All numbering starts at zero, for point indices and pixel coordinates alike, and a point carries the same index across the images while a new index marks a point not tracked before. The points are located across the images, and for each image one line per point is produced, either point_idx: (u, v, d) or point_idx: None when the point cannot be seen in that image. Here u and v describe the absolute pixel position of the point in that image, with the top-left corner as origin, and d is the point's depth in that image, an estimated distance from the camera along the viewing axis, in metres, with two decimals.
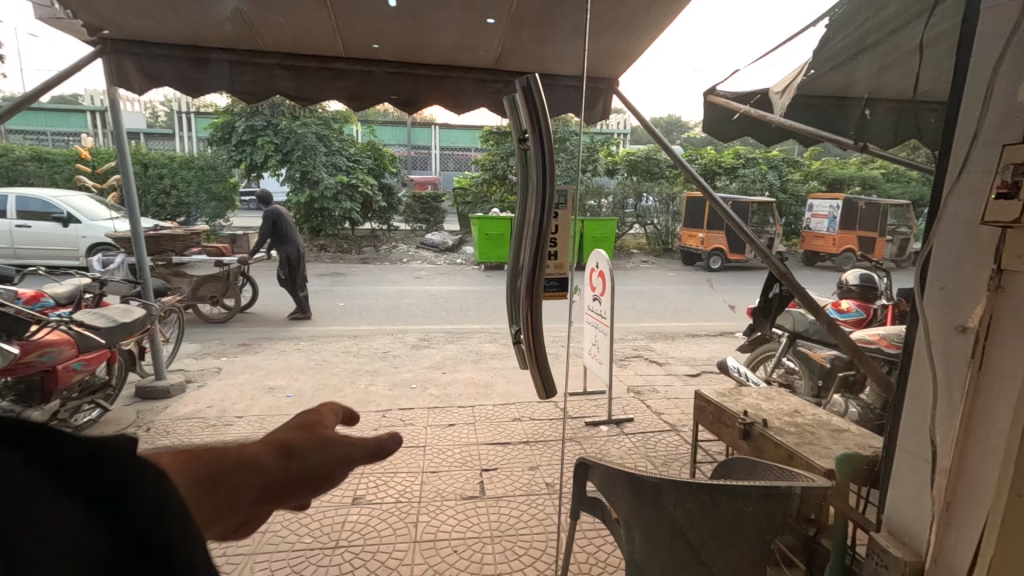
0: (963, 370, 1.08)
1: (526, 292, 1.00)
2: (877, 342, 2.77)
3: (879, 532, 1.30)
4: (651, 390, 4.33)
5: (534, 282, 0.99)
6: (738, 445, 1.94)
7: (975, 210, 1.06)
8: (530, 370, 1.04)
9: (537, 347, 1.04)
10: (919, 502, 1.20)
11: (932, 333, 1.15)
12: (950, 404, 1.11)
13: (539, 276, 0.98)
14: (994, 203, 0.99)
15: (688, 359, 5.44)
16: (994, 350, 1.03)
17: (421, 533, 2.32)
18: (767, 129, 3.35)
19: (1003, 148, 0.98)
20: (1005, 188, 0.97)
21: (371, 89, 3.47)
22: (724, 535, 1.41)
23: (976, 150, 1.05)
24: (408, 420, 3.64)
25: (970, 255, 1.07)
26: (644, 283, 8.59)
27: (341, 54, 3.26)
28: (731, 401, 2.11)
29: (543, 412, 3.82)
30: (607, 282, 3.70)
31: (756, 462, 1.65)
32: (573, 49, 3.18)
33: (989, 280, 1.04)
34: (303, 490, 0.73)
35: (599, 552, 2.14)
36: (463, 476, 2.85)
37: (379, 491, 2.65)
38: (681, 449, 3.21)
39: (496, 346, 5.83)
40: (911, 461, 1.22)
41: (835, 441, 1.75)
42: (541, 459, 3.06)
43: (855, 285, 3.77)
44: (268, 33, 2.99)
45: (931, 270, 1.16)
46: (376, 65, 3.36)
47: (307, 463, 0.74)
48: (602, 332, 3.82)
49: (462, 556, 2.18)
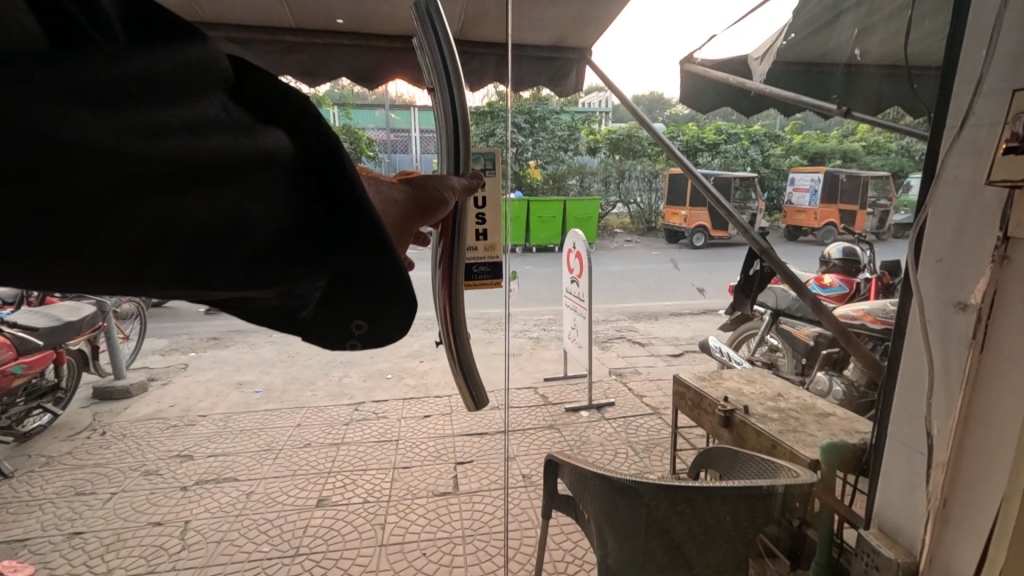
0: (962, 353, 0.96)
1: (442, 278, 0.86)
2: (861, 318, 2.69)
3: (869, 529, 1.19)
4: (633, 372, 4.24)
5: (451, 268, 0.84)
6: (719, 434, 1.83)
7: (978, 168, 0.92)
8: (453, 374, 0.89)
9: (460, 346, 0.89)
10: (913, 498, 1.08)
11: (927, 311, 1.02)
12: (948, 391, 0.99)
13: (459, 259, 0.83)
14: (1002, 159, 0.85)
15: (671, 338, 5.35)
16: (999, 331, 0.90)
17: (389, 535, 2.19)
18: (747, 100, 3.16)
19: (1012, 95, 0.83)
20: (1015, 141, 0.82)
21: (327, 63, 3.24)
22: (703, 535, 1.28)
23: (980, 99, 0.90)
24: (381, 412, 3.49)
25: (972, 221, 0.94)
26: (627, 262, 8.49)
27: (292, 25, 3.02)
28: (711, 385, 1.99)
29: (522, 399, 3.69)
30: (584, 264, 3.55)
31: (738, 453, 1.52)
32: (541, 16, 2.98)
33: (994, 249, 0.90)
34: (427, 215, 0.74)
35: (575, 549, 2.04)
36: (437, 471, 2.72)
37: (346, 491, 2.51)
38: (663, 433, 3.11)
39: (477, 331, 5.69)
40: (904, 452, 1.10)
41: (820, 426, 1.64)
42: (519, 450, 2.94)
43: (838, 260, 3.67)
44: (208, 3, 2.74)
45: (928, 238, 1.02)
46: (332, 38, 3.13)
47: (423, 188, 0.74)
48: (581, 316, 3.68)
49: (431, 559, 2.06)
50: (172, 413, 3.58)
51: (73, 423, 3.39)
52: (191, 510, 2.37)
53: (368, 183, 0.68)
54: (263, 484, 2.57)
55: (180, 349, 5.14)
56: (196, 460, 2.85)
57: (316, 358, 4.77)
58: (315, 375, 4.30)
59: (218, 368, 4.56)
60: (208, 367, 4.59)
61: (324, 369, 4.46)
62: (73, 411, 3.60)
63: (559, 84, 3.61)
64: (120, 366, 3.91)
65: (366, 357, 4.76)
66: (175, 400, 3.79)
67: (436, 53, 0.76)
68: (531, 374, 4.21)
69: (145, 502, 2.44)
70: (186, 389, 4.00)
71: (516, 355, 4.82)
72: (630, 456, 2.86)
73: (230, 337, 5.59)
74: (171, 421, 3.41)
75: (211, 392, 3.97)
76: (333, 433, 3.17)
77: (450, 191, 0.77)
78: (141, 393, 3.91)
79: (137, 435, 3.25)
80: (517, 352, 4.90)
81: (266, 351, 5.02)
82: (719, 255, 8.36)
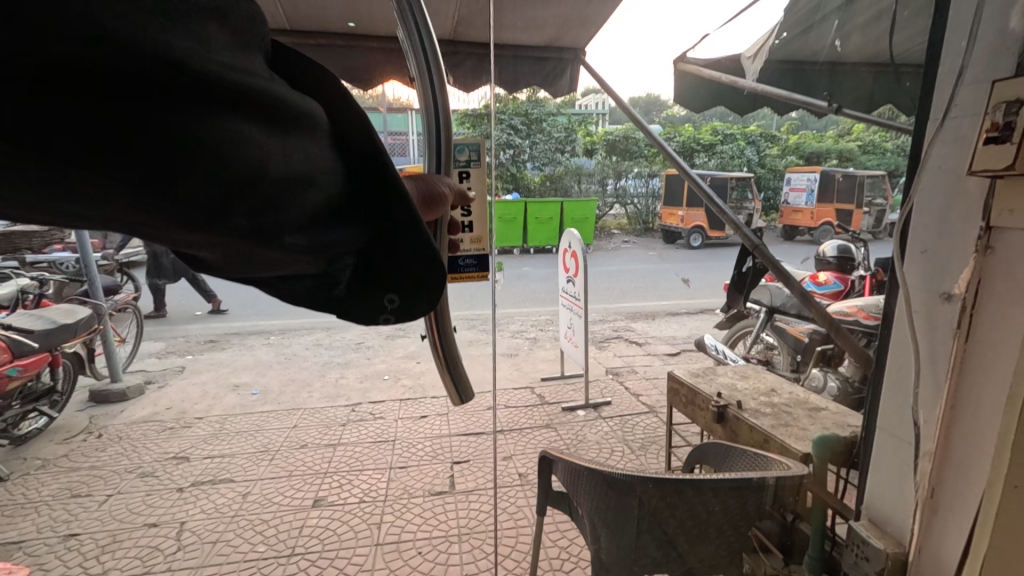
0: (948, 344, 0.96)
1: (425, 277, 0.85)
2: (854, 314, 2.70)
3: (860, 521, 1.20)
4: (630, 371, 4.24)
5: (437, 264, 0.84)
6: (713, 429, 1.83)
7: (962, 159, 0.93)
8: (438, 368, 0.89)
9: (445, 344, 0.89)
10: (901, 488, 1.09)
11: (914, 302, 1.03)
12: (935, 381, 1.00)
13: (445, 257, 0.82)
14: (983, 149, 0.86)
15: (669, 338, 5.36)
16: (982, 319, 0.91)
17: (384, 535, 2.19)
18: (740, 99, 3.18)
19: (992, 86, 0.84)
20: (995, 131, 0.83)
21: (321, 65, 3.24)
22: (695, 527, 1.29)
23: (961, 91, 0.91)
24: (378, 413, 3.49)
25: (955, 212, 0.95)
26: (624, 263, 8.52)
27: (286, 26, 3.03)
28: (705, 381, 2.00)
29: (518, 399, 3.70)
30: (580, 263, 3.56)
31: (731, 447, 1.53)
32: (534, 16, 3.00)
33: (978, 240, 0.91)
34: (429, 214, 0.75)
35: (571, 546, 2.04)
36: (433, 470, 2.72)
37: (343, 491, 2.51)
38: (659, 431, 3.12)
39: (474, 332, 5.71)
40: (893, 444, 1.11)
41: (812, 420, 1.64)
42: (515, 449, 2.95)
43: (832, 257, 3.69)
44: None
45: (912, 230, 1.03)
46: (325, 39, 3.15)
47: (425, 187, 0.76)
48: (577, 315, 3.69)
49: (427, 557, 2.07)
50: (168, 415, 3.56)
51: (69, 425, 3.38)
52: (186, 511, 2.37)
53: None
54: (259, 485, 2.57)
55: (177, 352, 5.14)
56: (192, 461, 2.85)
57: (313, 360, 4.77)
58: (312, 377, 4.30)
59: (215, 371, 4.55)
60: (204, 370, 4.58)
61: (321, 370, 4.46)
62: (68, 415, 3.59)
63: (553, 85, 3.64)
64: (117, 368, 3.91)
65: (363, 359, 4.76)
66: (171, 403, 3.78)
67: (418, 48, 0.76)
68: (528, 374, 4.21)
69: (140, 504, 2.43)
70: (182, 392, 4.00)
71: (513, 355, 4.83)
72: (626, 454, 2.86)
73: (227, 340, 5.59)
74: (167, 423, 3.41)
75: (208, 394, 3.97)
76: (329, 433, 3.17)
77: (448, 188, 0.78)
78: (137, 396, 3.91)
79: (134, 436, 3.24)
80: (513, 353, 4.91)
81: (264, 353, 5.02)
82: (715, 255, 8.41)
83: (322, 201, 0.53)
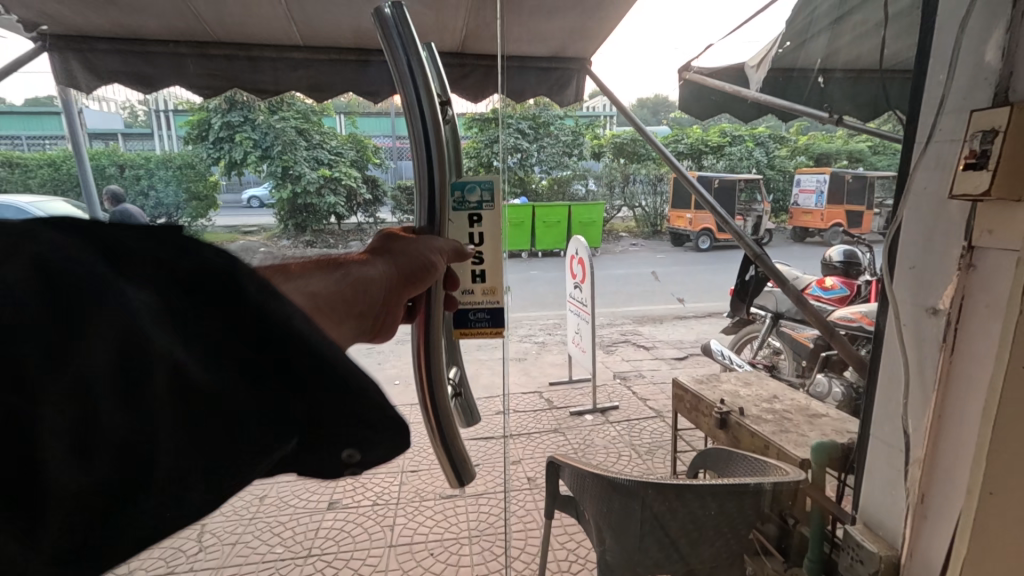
0: (935, 356, 1.01)
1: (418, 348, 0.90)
2: (858, 320, 2.74)
3: (855, 525, 1.25)
4: (638, 375, 4.28)
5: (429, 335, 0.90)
6: (716, 435, 1.88)
7: (944, 181, 0.98)
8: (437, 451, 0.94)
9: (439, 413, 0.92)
10: (893, 494, 1.14)
11: (902, 316, 1.08)
12: (923, 392, 1.04)
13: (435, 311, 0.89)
14: (963, 174, 0.91)
15: (677, 342, 5.39)
16: (966, 334, 0.96)
17: (397, 537, 2.26)
18: (744, 107, 3.21)
19: (971, 114, 0.89)
20: (973, 157, 0.88)
21: (333, 79, 3.33)
22: (693, 527, 1.36)
23: (943, 117, 0.96)
24: None
25: (939, 231, 1.00)
26: (632, 266, 8.55)
27: (300, 43, 3.13)
28: (708, 388, 2.05)
29: (526, 404, 3.75)
30: (587, 269, 3.61)
31: (731, 452, 1.58)
32: (540, 29, 3.06)
33: (960, 258, 0.96)
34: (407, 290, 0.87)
35: (579, 549, 2.10)
36: (443, 474, 2.78)
37: (356, 495, 2.59)
38: (666, 436, 3.16)
39: None
40: (885, 452, 1.16)
41: (812, 427, 1.69)
42: (524, 453, 3.00)
43: (839, 262, 3.73)
44: (219, 24, 2.85)
45: (901, 248, 1.08)
46: (337, 53, 3.23)
47: (402, 264, 0.87)
48: (584, 320, 3.75)
49: (439, 559, 2.13)
50: None
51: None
52: None
53: (355, 272, 0.83)
54: (275, 488, 2.65)
55: None
56: None
57: None
58: None
59: None
60: None
61: None
62: None
63: (560, 94, 3.71)
64: None
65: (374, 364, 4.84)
66: None
67: (407, 77, 0.78)
68: (537, 379, 4.27)
69: None
70: None
71: (521, 359, 4.89)
72: (633, 458, 2.91)
73: None
74: None
75: None
76: None
77: (436, 254, 0.87)
78: None
79: None
80: (522, 357, 4.96)
81: None
82: (724, 258, 8.39)
83: (250, 434, 0.52)
